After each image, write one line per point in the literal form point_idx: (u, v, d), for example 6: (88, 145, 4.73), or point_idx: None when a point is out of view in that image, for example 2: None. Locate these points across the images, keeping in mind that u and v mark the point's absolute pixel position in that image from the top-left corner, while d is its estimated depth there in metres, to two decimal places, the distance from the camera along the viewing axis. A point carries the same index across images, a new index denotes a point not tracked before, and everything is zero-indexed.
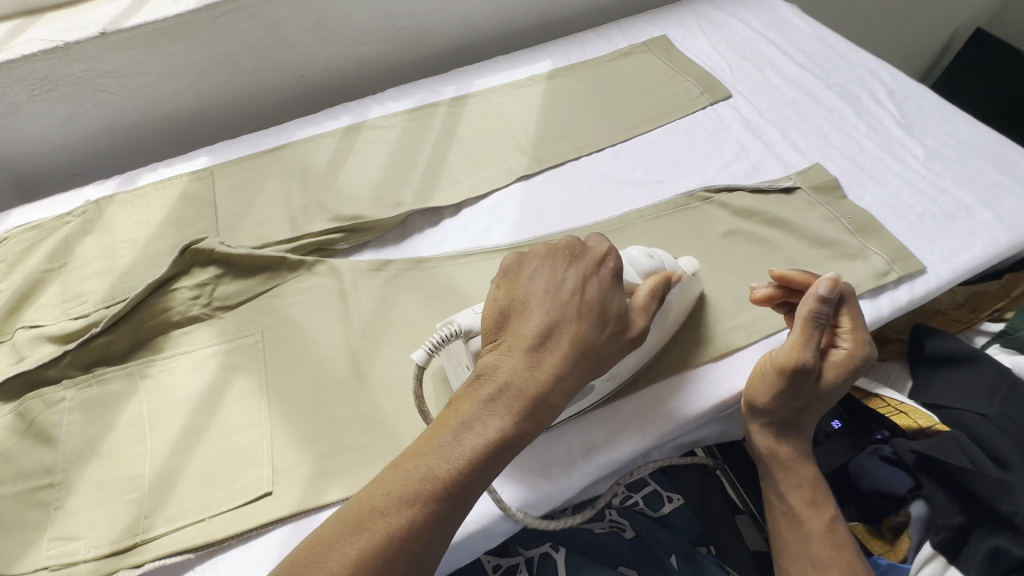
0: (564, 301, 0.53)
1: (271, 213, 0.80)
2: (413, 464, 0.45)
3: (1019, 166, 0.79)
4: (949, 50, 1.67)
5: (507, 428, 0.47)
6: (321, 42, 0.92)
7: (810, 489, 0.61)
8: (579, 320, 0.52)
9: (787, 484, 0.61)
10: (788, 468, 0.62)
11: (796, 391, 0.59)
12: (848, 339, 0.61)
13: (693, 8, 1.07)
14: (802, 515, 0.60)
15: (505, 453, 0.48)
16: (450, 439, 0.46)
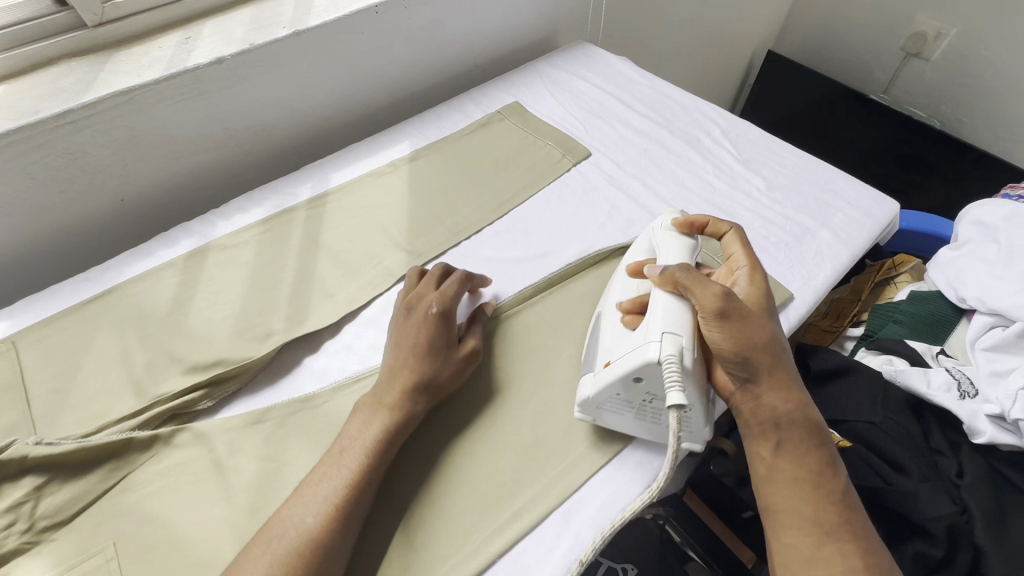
0: (407, 347, 0.61)
1: (105, 380, 0.65)
2: (312, 488, 0.52)
3: (837, 183, 0.90)
4: (751, 72, 1.97)
5: (381, 433, 0.56)
6: (140, 159, 0.80)
7: (808, 447, 0.52)
8: (429, 341, 0.61)
9: (788, 454, 0.52)
10: (786, 432, 0.52)
11: (740, 329, 0.53)
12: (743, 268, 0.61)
13: (537, 71, 1.11)
14: (814, 486, 0.50)
15: (383, 456, 0.55)
16: (342, 452, 0.55)
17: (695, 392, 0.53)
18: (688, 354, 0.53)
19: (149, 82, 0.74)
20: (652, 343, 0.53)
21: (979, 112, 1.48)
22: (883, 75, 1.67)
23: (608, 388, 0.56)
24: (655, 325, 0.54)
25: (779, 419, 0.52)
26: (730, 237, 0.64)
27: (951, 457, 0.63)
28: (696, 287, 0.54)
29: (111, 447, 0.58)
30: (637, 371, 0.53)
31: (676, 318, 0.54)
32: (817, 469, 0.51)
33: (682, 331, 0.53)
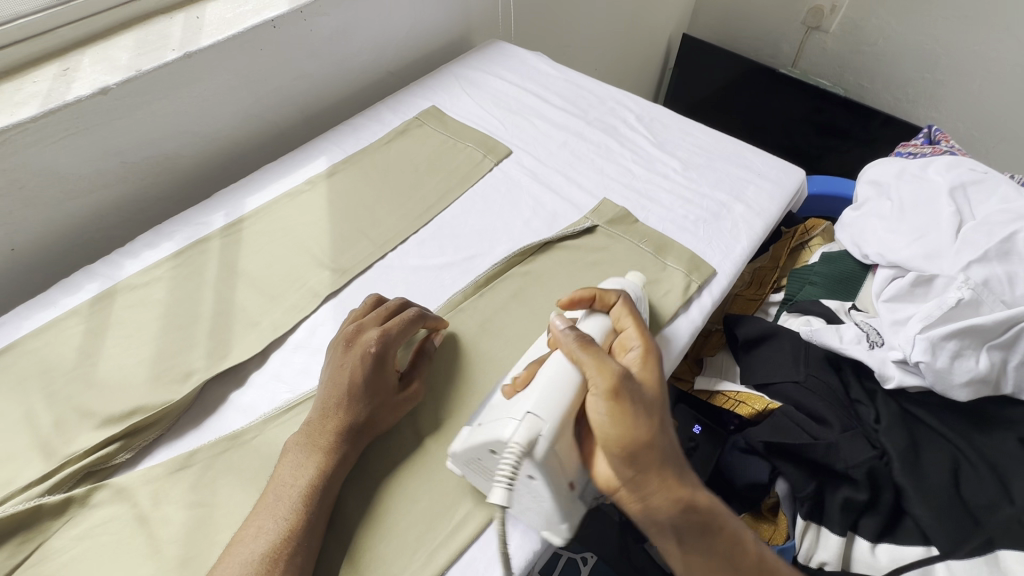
0: (343, 386, 0.59)
1: (7, 447, 0.60)
2: (243, 546, 0.50)
3: (747, 157, 0.94)
4: (670, 56, 2.03)
5: (315, 482, 0.54)
6: (28, 203, 0.74)
7: (709, 531, 0.53)
8: (365, 383, 0.59)
9: (695, 546, 0.53)
10: (686, 525, 0.53)
11: (631, 422, 0.51)
12: (634, 336, 0.59)
13: (453, 73, 1.10)
14: (735, 568, 0.53)
15: (320, 503, 0.54)
16: (276, 502, 0.53)
17: (544, 483, 0.49)
18: (540, 442, 0.49)
19: (25, 120, 0.69)
20: (513, 421, 0.50)
21: (877, 77, 1.58)
22: (790, 50, 1.75)
23: (470, 452, 0.53)
24: (529, 404, 0.51)
25: (675, 520, 0.52)
26: (619, 310, 0.62)
27: (869, 404, 0.67)
28: (587, 366, 0.53)
29: (18, 517, 0.54)
30: (494, 446, 0.50)
31: (550, 399, 0.51)
32: (729, 552, 0.53)
33: (546, 416, 0.50)
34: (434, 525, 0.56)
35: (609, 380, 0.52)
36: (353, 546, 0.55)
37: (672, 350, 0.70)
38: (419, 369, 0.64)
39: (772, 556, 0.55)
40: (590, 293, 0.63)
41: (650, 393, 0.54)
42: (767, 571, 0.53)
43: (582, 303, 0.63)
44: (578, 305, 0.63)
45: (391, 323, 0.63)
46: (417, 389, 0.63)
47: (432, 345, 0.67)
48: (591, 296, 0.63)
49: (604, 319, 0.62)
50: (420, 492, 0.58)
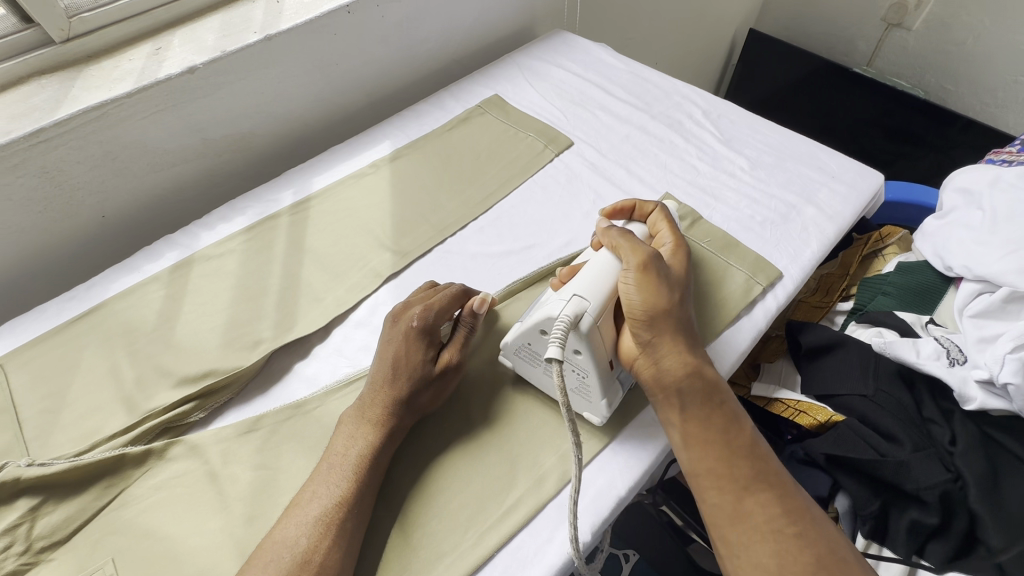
0: (387, 361, 0.60)
1: (96, 397, 0.65)
2: (302, 509, 0.53)
3: (821, 158, 0.90)
4: (734, 53, 1.96)
5: (365, 452, 0.56)
6: (120, 174, 0.80)
7: (710, 404, 0.55)
8: (410, 355, 0.60)
9: (694, 415, 0.54)
10: (692, 394, 0.55)
11: (656, 291, 0.57)
12: (668, 237, 0.65)
13: (516, 62, 1.10)
14: (723, 444, 0.53)
15: (370, 471, 0.56)
16: (329, 469, 0.55)
17: (588, 357, 0.55)
18: (586, 317, 0.54)
19: (121, 96, 0.74)
20: (558, 301, 0.55)
21: (963, 78, 1.47)
22: (866, 47, 1.65)
23: (522, 337, 0.59)
24: (571, 286, 0.57)
25: (682, 382, 0.55)
26: (655, 217, 0.68)
27: (944, 425, 0.63)
28: (623, 249, 0.59)
29: (104, 464, 0.58)
30: (541, 326, 0.56)
31: (593, 279, 0.57)
32: (724, 430, 0.54)
33: (592, 298, 0.55)
34: (485, 505, 0.57)
35: (642, 258, 0.58)
36: (408, 520, 0.56)
37: (733, 352, 0.68)
38: (458, 344, 0.63)
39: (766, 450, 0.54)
40: (623, 204, 0.69)
41: (676, 278, 0.60)
42: (758, 455, 0.53)
43: (621, 214, 0.70)
44: (621, 215, 0.70)
45: (433, 301, 0.63)
46: (458, 363, 0.62)
47: (478, 318, 0.65)
48: (632, 206, 0.69)
49: (641, 225, 0.68)
50: (473, 474, 0.59)
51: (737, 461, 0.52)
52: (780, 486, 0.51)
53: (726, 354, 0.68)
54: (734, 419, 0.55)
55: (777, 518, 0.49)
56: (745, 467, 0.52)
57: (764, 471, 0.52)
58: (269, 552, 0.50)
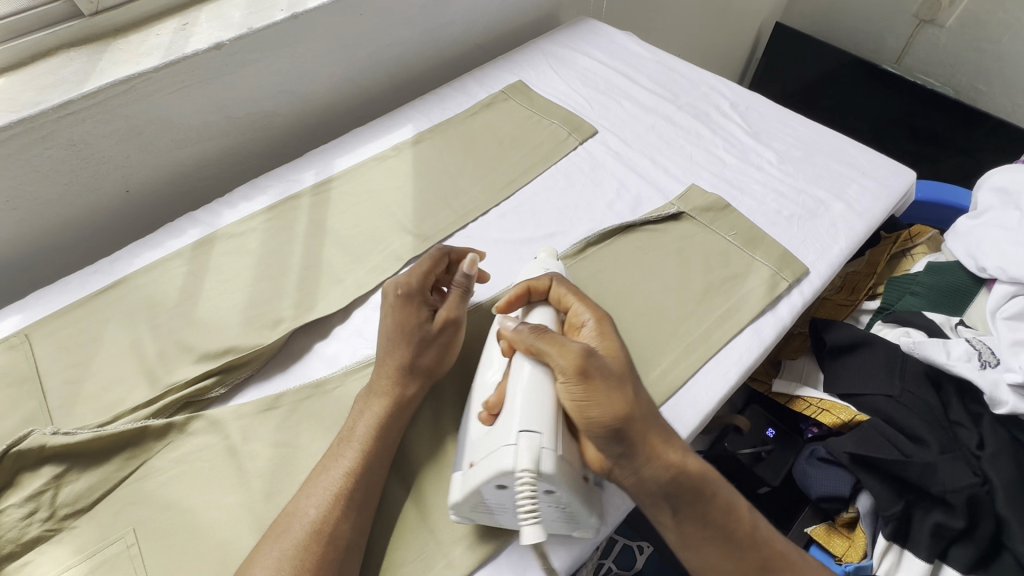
0: (383, 334, 0.61)
1: (119, 369, 0.65)
2: (318, 480, 0.53)
3: (851, 154, 0.88)
4: (758, 46, 1.92)
5: (376, 418, 0.57)
6: (144, 149, 0.80)
7: (699, 501, 0.50)
8: (400, 322, 0.60)
9: (689, 516, 0.50)
10: (680, 495, 0.49)
11: (609, 399, 0.48)
12: (584, 313, 0.56)
13: (541, 48, 1.08)
14: (724, 541, 0.50)
15: (382, 437, 0.56)
16: (342, 441, 0.56)
17: (565, 494, 0.48)
18: (546, 456, 0.47)
19: (148, 70, 0.73)
20: (508, 448, 0.47)
21: (997, 79, 1.43)
22: (896, 44, 1.61)
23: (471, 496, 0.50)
24: (514, 422, 0.48)
25: (666, 487, 0.49)
26: (557, 293, 0.59)
27: (972, 428, 0.62)
28: (549, 353, 0.50)
29: (127, 435, 0.58)
30: (497, 481, 0.47)
31: (534, 409, 0.49)
32: (721, 521, 0.50)
33: (543, 429, 0.48)
34: None
35: (579, 365, 0.48)
36: (426, 502, 0.56)
37: (757, 347, 0.67)
38: (454, 301, 0.63)
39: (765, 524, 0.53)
40: (517, 292, 0.60)
41: (623, 369, 0.51)
42: (760, 542, 0.51)
43: (518, 302, 0.60)
44: (516, 304, 0.60)
45: (417, 267, 0.63)
46: (456, 317, 0.62)
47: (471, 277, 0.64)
48: (516, 294, 0.60)
49: (546, 311, 0.59)
50: None
51: (747, 557, 0.50)
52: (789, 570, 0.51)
53: (750, 350, 0.67)
54: (731, 505, 0.51)
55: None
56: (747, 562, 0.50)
57: (767, 559, 0.50)
58: (285, 521, 0.51)
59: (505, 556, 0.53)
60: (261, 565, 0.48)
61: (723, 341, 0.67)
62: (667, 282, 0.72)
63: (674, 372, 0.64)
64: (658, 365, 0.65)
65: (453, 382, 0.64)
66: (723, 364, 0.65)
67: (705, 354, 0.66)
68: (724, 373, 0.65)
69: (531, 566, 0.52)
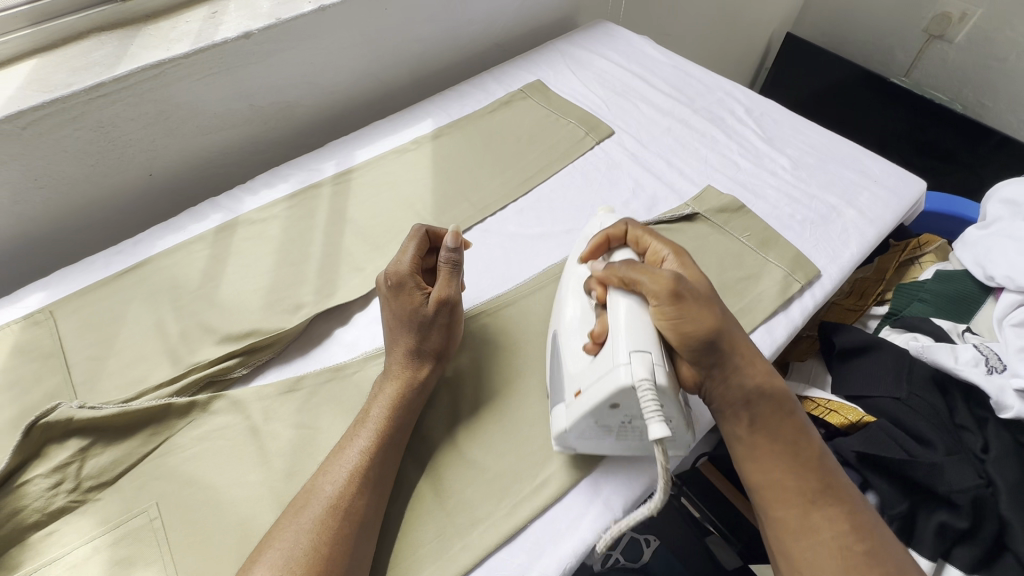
0: (386, 323, 0.63)
1: (142, 348, 0.67)
2: (335, 457, 0.54)
3: (864, 162, 0.89)
4: (768, 56, 1.94)
5: (391, 398, 0.58)
6: (170, 134, 0.81)
7: (779, 412, 0.54)
8: (395, 307, 0.62)
9: (764, 429, 0.53)
10: (759, 406, 0.53)
11: (698, 316, 0.52)
12: (663, 247, 0.60)
13: (559, 49, 1.10)
14: (792, 452, 0.53)
15: (396, 415, 0.57)
16: (358, 423, 0.57)
17: (672, 406, 0.51)
18: (659, 371, 0.50)
19: (178, 56, 0.75)
20: (622, 367, 0.50)
21: (1003, 95, 1.44)
22: (905, 58, 1.63)
23: (608, 417, 0.52)
24: (623, 343, 0.51)
25: (751, 396, 0.53)
26: (632, 236, 0.62)
27: (976, 432, 0.64)
28: (641, 280, 0.54)
29: (151, 411, 0.59)
30: (613, 399, 0.50)
31: (637, 329, 0.52)
32: (793, 437, 0.53)
33: (652, 348, 0.51)
34: (518, 477, 0.58)
35: (666, 286, 0.52)
36: (443, 485, 0.57)
37: (769, 347, 0.69)
38: (444, 278, 0.62)
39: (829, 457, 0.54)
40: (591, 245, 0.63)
41: (707, 292, 0.55)
42: (825, 466, 0.53)
43: (598, 250, 0.63)
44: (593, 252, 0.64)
45: (403, 253, 0.63)
46: (446, 293, 0.61)
47: (459, 251, 0.62)
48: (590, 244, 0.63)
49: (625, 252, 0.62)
50: (508, 447, 0.60)
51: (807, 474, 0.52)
52: (847, 499, 0.51)
53: (762, 348, 0.68)
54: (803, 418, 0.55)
55: (847, 533, 0.50)
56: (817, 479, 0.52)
57: (829, 480, 0.52)
58: (304, 496, 0.52)
59: (521, 540, 0.54)
60: (281, 538, 0.49)
61: None
62: None
63: None
64: None
65: (473, 370, 0.65)
66: None
67: None
68: None
69: (546, 551, 0.54)
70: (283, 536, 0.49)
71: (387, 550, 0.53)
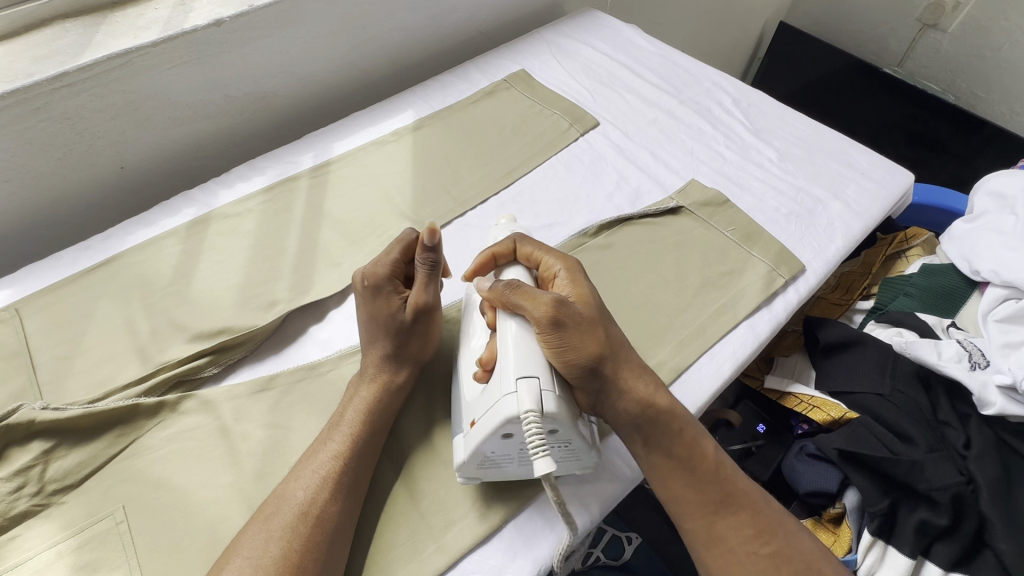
0: (363, 324, 0.60)
1: (111, 347, 0.65)
2: (306, 462, 0.53)
3: (851, 154, 0.88)
4: (761, 45, 1.91)
5: (371, 397, 0.57)
6: (140, 125, 0.79)
7: (669, 430, 0.52)
8: (371, 305, 0.60)
9: (659, 447, 0.52)
10: (651, 426, 0.51)
11: (581, 339, 0.49)
12: (554, 260, 0.56)
13: (545, 38, 1.07)
14: (689, 470, 0.51)
15: (372, 416, 0.56)
16: (332, 426, 0.56)
17: (566, 428, 0.49)
18: (547, 397, 0.47)
19: (146, 44, 0.72)
20: (508, 397, 0.47)
21: (996, 85, 1.42)
22: (898, 48, 1.61)
23: (511, 446, 0.50)
24: (509, 371, 0.48)
25: (639, 417, 0.51)
26: (522, 255, 0.58)
27: (959, 428, 0.63)
28: (522, 304, 0.50)
29: (118, 412, 0.58)
30: (504, 429, 0.47)
31: (519, 359, 0.48)
32: (689, 453, 0.52)
33: (539, 372, 0.48)
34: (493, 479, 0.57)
35: (549, 312, 0.49)
36: (418, 486, 0.56)
37: (751, 343, 0.68)
38: (421, 284, 0.59)
39: (731, 466, 0.54)
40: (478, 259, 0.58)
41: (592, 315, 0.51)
42: (724, 478, 0.52)
43: (485, 268, 0.59)
44: (483, 269, 0.59)
45: (383, 254, 0.61)
46: (421, 300, 0.59)
47: (436, 252, 0.58)
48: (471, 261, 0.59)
49: (516, 270, 0.57)
50: None
51: (705, 487, 0.51)
52: (753, 506, 0.51)
53: (744, 345, 0.67)
54: (696, 429, 0.53)
55: (752, 539, 0.50)
56: (711, 490, 0.51)
57: (730, 492, 0.51)
58: (275, 501, 0.51)
59: (496, 543, 0.54)
60: (249, 546, 0.48)
61: (718, 336, 0.67)
62: (666, 276, 0.73)
63: (669, 365, 0.64)
64: (654, 356, 0.65)
65: (450, 368, 0.64)
66: (717, 358, 0.66)
67: (700, 348, 0.66)
68: (715, 368, 0.65)
69: (521, 552, 0.53)
70: (255, 543, 0.48)
71: (360, 553, 0.52)
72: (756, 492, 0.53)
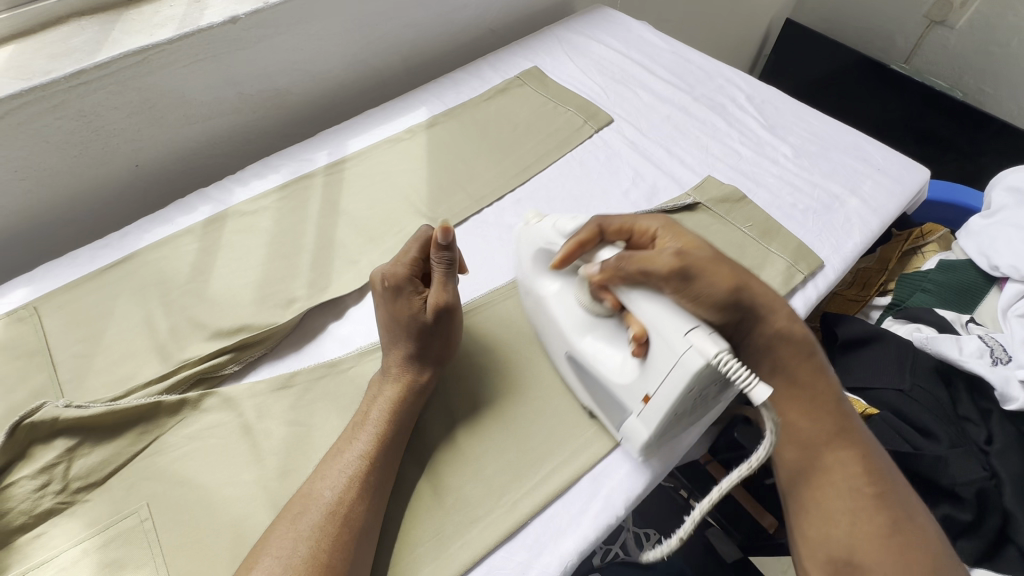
0: (384, 327, 0.60)
1: (130, 345, 0.65)
2: (332, 462, 0.53)
3: (866, 150, 0.88)
4: (767, 43, 1.91)
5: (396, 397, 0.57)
6: (156, 123, 0.79)
7: (802, 357, 0.56)
8: (394, 307, 0.59)
9: (785, 377, 0.56)
10: (780, 356, 0.56)
11: (711, 279, 0.52)
12: (650, 222, 0.59)
13: (556, 35, 1.07)
14: (809, 399, 0.56)
15: (397, 414, 0.56)
16: (358, 425, 0.56)
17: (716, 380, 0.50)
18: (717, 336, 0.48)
19: (163, 41, 0.72)
20: (686, 354, 0.47)
21: (1004, 82, 1.42)
22: (905, 44, 1.61)
23: (683, 402, 0.51)
24: (673, 332, 0.48)
25: (771, 344, 0.55)
26: (601, 231, 0.58)
27: (980, 424, 0.64)
28: (651, 264, 0.52)
29: (140, 410, 0.57)
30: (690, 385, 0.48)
31: (666, 313, 0.50)
32: (813, 384, 0.56)
33: (695, 321, 0.49)
34: (518, 475, 0.57)
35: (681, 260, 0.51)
36: (442, 483, 0.56)
37: None
38: (439, 283, 0.59)
39: (848, 403, 0.58)
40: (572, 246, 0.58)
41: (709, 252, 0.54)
42: (843, 412, 0.56)
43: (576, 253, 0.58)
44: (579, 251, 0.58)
45: (399, 257, 0.60)
46: (443, 298, 0.59)
47: (451, 250, 0.59)
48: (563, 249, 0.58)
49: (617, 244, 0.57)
50: (507, 443, 0.59)
51: (823, 419, 0.56)
52: (865, 445, 0.55)
53: None
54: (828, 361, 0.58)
55: (860, 475, 0.54)
56: (828, 421, 0.56)
57: (845, 428, 0.56)
58: (303, 501, 0.50)
59: (522, 539, 0.53)
60: (279, 544, 0.48)
61: None
62: None
63: None
64: None
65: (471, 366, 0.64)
66: None
67: None
68: None
69: (547, 548, 0.53)
70: (285, 543, 0.48)
71: (385, 549, 0.52)
72: (870, 438, 0.56)
